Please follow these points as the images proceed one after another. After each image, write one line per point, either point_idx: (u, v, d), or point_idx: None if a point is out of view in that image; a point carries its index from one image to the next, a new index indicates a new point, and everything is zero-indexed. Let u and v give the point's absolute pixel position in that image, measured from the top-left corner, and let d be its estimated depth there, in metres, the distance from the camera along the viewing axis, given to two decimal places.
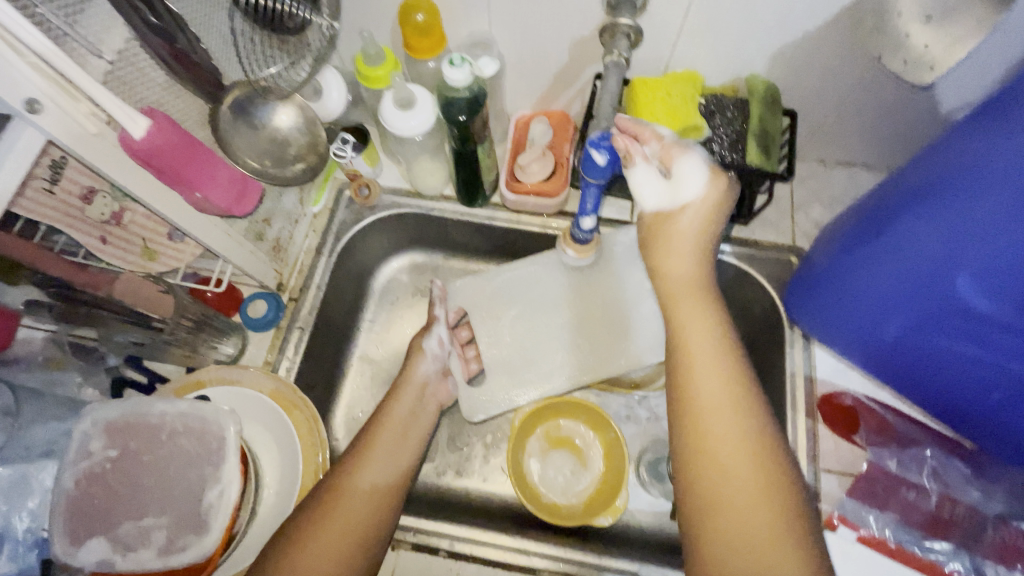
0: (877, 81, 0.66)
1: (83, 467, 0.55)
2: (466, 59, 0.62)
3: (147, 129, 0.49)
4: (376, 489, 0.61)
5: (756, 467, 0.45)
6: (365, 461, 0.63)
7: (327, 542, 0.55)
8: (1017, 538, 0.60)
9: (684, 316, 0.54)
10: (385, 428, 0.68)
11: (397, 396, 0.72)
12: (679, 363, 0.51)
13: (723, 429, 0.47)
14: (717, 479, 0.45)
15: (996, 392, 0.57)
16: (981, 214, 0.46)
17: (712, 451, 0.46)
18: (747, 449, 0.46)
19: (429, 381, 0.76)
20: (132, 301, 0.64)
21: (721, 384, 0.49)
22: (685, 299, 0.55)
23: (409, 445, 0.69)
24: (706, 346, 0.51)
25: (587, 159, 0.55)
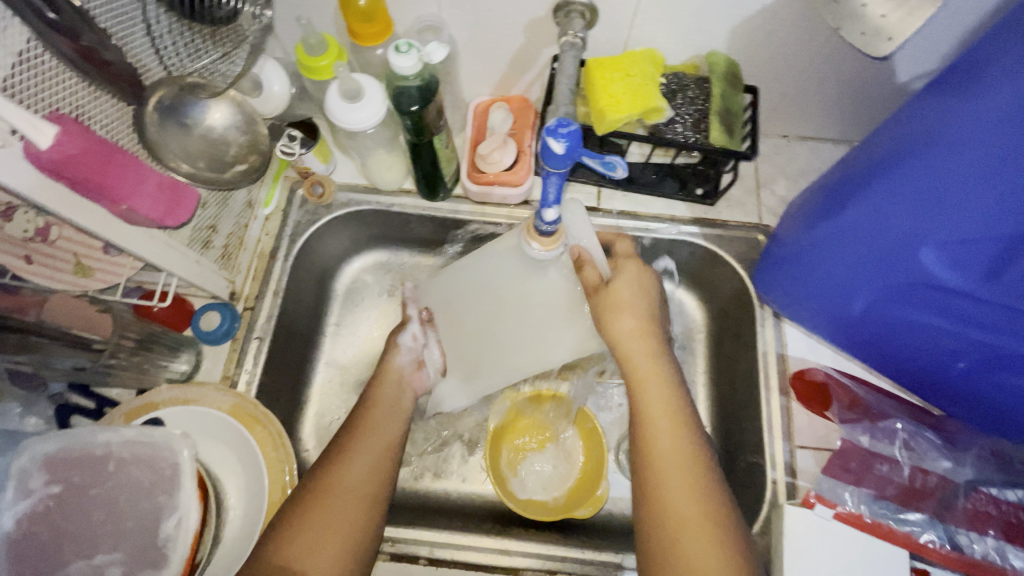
0: (837, 52, 0.65)
1: (25, 506, 0.51)
2: (414, 45, 0.58)
3: (56, 137, 0.43)
4: (368, 471, 0.59)
5: (700, 513, 0.51)
6: (355, 445, 0.61)
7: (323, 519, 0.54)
8: (988, 504, 0.62)
9: (649, 388, 0.59)
10: (375, 412, 0.66)
11: (380, 386, 0.71)
12: (643, 429, 0.57)
13: (666, 453, 0.55)
14: (665, 520, 0.52)
15: (963, 361, 0.57)
16: (988, 198, 0.43)
17: (662, 494, 0.53)
18: (694, 497, 0.52)
19: (407, 371, 0.74)
20: (64, 321, 0.61)
21: (671, 424, 0.57)
22: (648, 364, 0.61)
23: (399, 427, 0.66)
24: (667, 411, 0.58)
25: (544, 148, 0.50)
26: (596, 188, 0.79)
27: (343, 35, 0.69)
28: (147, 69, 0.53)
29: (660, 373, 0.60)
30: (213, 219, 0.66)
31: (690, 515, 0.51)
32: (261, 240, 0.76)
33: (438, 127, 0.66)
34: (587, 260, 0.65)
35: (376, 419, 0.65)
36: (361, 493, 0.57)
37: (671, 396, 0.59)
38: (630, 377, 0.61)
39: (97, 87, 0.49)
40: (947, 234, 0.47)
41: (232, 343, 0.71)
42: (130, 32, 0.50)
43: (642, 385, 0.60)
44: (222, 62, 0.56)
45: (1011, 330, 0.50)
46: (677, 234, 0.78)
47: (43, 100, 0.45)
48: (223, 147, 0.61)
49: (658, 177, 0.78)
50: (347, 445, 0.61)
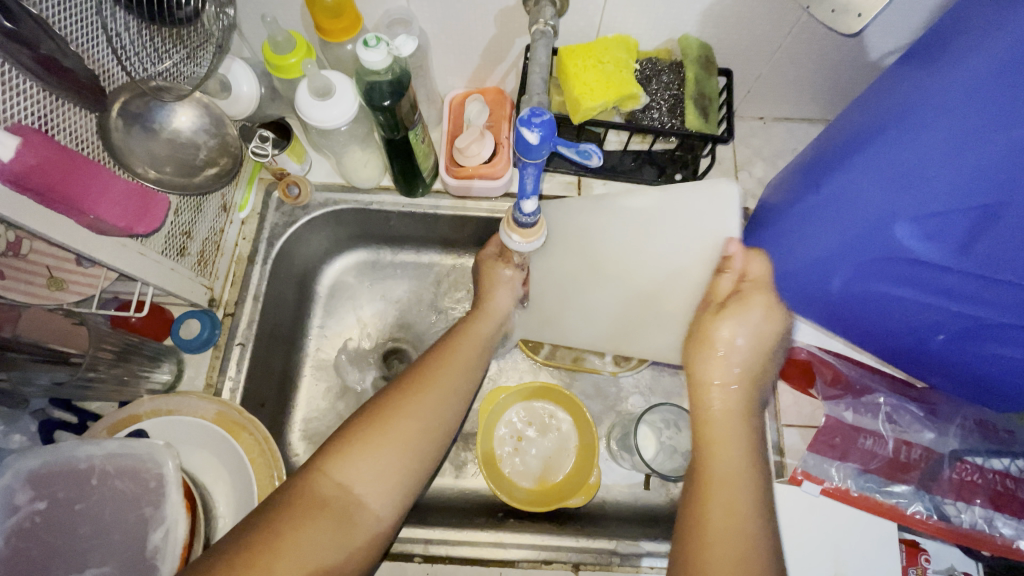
0: (808, 31, 0.65)
1: (11, 523, 0.50)
2: (382, 39, 0.57)
3: (17, 149, 0.42)
4: (439, 403, 0.58)
5: (744, 545, 0.47)
6: (428, 379, 0.60)
7: (380, 444, 0.53)
8: (974, 473, 0.63)
9: (716, 442, 0.53)
10: (458, 349, 0.65)
11: (463, 336, 0.68)
12: (702, 485, 0.51)
13: (727, 479, 0.50)
14: (710, 537, 0.48)
15: (941, 333, 0.58)
16: (972, 164, 0.43)
17: (711, 512, 0.49)
18: (745, 533, 0.48)
19: (508, 312, 0.74)
20: (39, 336, 0.59)
21: (738, 456, 0.52)
22: (731, 425, 0.54)
23: (477, 371, 0.65)
24: (733, 476, 0.51)
25: (519, 138, 0.50)
26: (576, 177, 0.79)
27: (311, 32, 0.68)
28: (110, 75, 0.52)
29: (739, 432, 0.54)
30: (187, 224, 0.65)
31: (733, 542, 0.47)
32: (238, 244, 0.74)
33: (414, 121, 0.65)
34: (732, 267, 0.60)
35: (454, 357, 0.64)
36: (428, 421, 0.56)
37: (742, 459, 0.52)
38: (699, 406, 0.56)
39: (59, 98, 0.47)
40: (919, 209, 0.47)
41: (214, 351, 0.70)
42: (92, 41, 0.49)
43: (713, 441, 0.53)
44: (187, 63, 0.56)
45: (985, 299, 0.52)
46: None
47: (4, 112, 0.43)
48: (192, 151, 0.60)
49: (637, 164, 0.77)
50: (427, 376, 0.60)
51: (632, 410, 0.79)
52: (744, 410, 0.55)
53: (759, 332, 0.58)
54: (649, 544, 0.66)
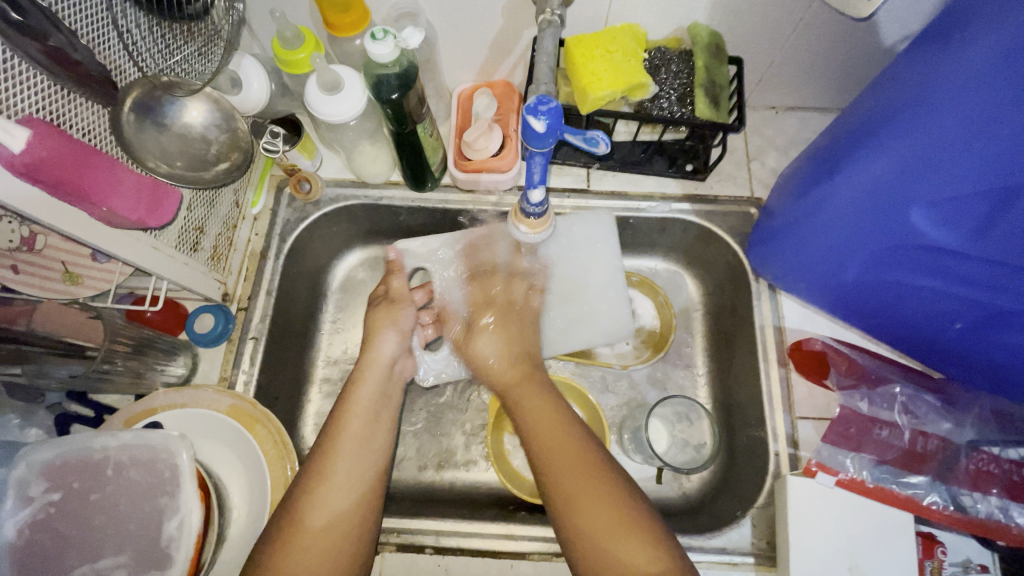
0: (821, 17, 0.64)
1: (27, 514, 0.51)
2: (390, 31, 0.57)
3: (27, 140, 0.42)
4: (366, 431, 0.62)
5: (582, 471, 0.57)
6: (327, 473, 0.58)
7: (331, 487, 0.57)
8: (990, 463, 0.62)
9: (534, 411, 0.64)
10: (347, 428, 0.62)
11: (351, 412, 0.64)
12: (536, 452, 0.60)
13: (550, 429, 0.61)
14: (558, 477, 0.57)
15: (960, 322, 0.57)
16: (972, 154, 0.43)
17: (553, 459, 0.59)
18: (583, 466, 0.57)
19: (396, 360, 0.71)
20: (57, 331, 0.60)
21: (552, 418, 0.62)
22: (518, 386, 0.68)
23: (383, 434, 0.64)
24: (554, 431, 0.61)
25: (525, 127, 0.51)
26: (586, 169, 0.78)
27: (320, 27, 0.68)
28: (122, 70, 0.54)
29: (540, 399, 0.65)
30: (200, 220, 0.66)
31: (577, 474, 0.57)
32: (251, 240, 0.75)
33: (421, 115, 0.65)
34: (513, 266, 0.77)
35: (349, 432, 0.62)
36: (362, 450, 0.61)
37: (557, 416, 0.63)
38: (511, 391, 0.68)
39: (71, 92, 0.49)
40: (935, 194, 0.46)
41: (228, 344, 0.71)
42: (103, 35, 0.51)
43: (524, 412, 0.64)
44: (197, 60, 0.57)
45: (1003, 288, 0.50)
46: (669, 211, 0.77)
47: (14, 105, 0.44)
48: (202, 146, 0.60)
49: (647, 155, 0.77)
50: (321, 472, 0.58)
51: (643, 403, 0.78)
52: (528, 373, 0.69)
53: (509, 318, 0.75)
54: None
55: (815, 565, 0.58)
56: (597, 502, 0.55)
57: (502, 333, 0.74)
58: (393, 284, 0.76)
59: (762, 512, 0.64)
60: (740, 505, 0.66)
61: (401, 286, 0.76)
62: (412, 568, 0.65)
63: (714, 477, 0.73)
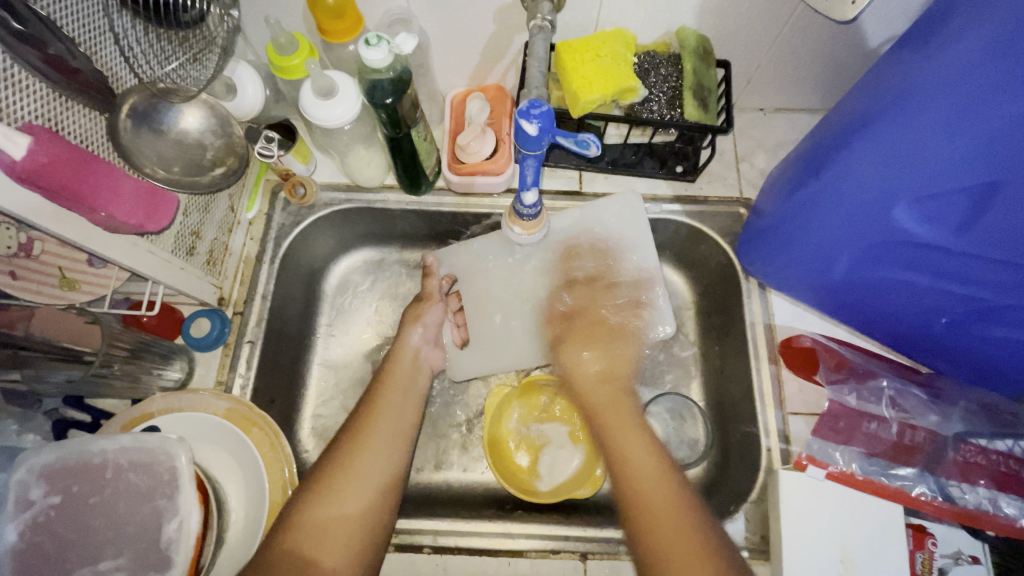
0: (806, 21, 0.66)
1: (27, 517, 0.51)
2: (383, 37, 0.58)
3: (28, 147, 0.43)
4: (391, 425, 0.66)
5: (670, 508, 0.56)
6: (355, 460, 0.61)
7: (344, 481, 0.59)
8: (978, 454, 0.63)
9: (626, 447, 0.63)
10: (379, 415, 0.66)
11: (379, 410, 0.67)
12: (622, 481, 0.60)
13: (634, 456, 0.61)
14: (643, 510, 0.57)
15: (944, 316, 0.59)
16: (947, 152, 0.44)
17: (638, 489, 0.58)
18: (671, 501, 0.57)
19: (420, 350, 0.76)
20: (54, 334, 0.61)
21: (640, 446, 0.62)
22: (610, 414, 0.68)
23: (410, 416, 0.68)
24: (642, 464, 0.61)
25: (518, 130, 0.52)
26: (577, 171, 0.79)
27: (314, 33, 0.69)
28: (119, 78, 0.54)
29: (636, 432, 0.64)
30: (196, 225, 0.67)
31: (664, 507, 0.56)
32: (246, 245, 0.76)
33: (415, 120, 0.65)
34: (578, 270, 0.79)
35: (379, 421, 0.65)
36: (384, 445, 0.64)
37: (657, 461, 0.61)
38: (597, 421, 0.68)
39: (69, 98, 0.49)
40: (917, 190, 0.48)
41: (224, 348, 0.71)
42: (99, 43, 0.51)
43: (616, 443, 0.64)
44: (193, 66, 0.57)
45: (988, 281, 0.52)
46: (660, 212, 0.78)
47: (14, 112, 0.45)
48: (199, 152, 0.61)
49: (638, 157, 0.78)
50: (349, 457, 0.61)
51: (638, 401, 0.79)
52: (615, 397, 0.70)
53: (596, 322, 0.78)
54: None
55: (806, 557, 0.59)
56: (680, 543, 0.54)
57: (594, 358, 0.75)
58: (428, 284, 0.80)
59: (756, 506, 0.65)
60: (733, 500, 0.67)
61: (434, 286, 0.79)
62: (411, 569, 0.65)
63: (707, 474, 0.74)
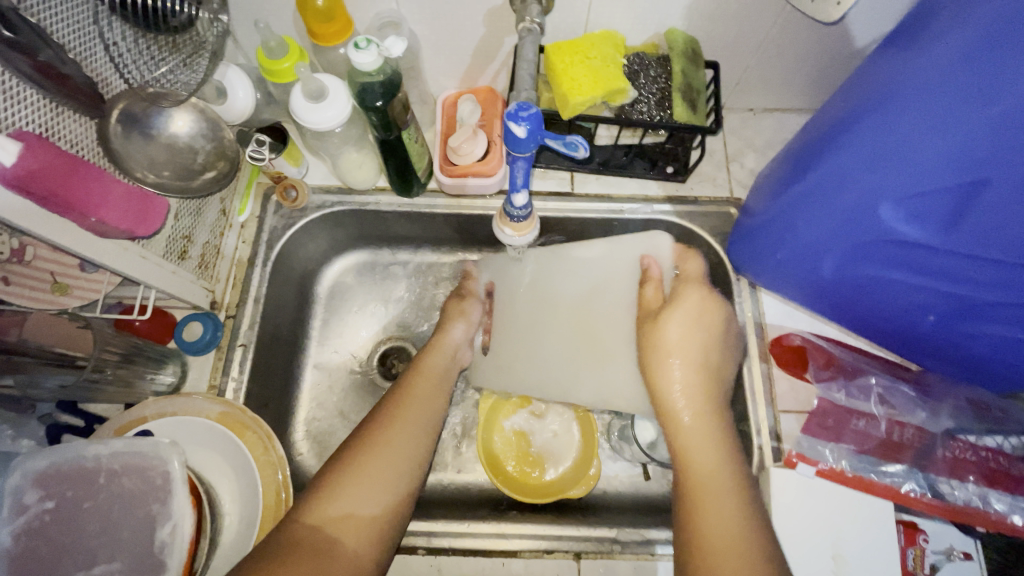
0: (793, 22, 0.66)
1: (21, 522, 0.51)
2: (373, 40, 0.58)
3: (18, 153, 0.43)
4: (420, 418, 0.65)
5: (733, 527, 0.51)
6: (382, 444, 0.61)
7: (369, 475, 0.58)
8: (967, 451, 0.64)
9: (698, 467, 0.55)
10: (410, 403, 0.66)
11: (409, 402, 0.66)
12: (688, 514, 0.54)
13: (710, 469, 0.54)
14: (698, 521, 0.52)
15: (932, 314, 0.59)
16: (929, 151, 0.45)
17: (700, 499, 0.53)
18: (736, 522, 0.51)
19: (460, 347, 0.77)
20: (48, 340, 0.61)
21: (710, 458, 0.55)
22: (694, 429, 0.57)
23: (438, 412, 0.68)
24: (711, 471, 0.54)
25: (508, 133, 0.53)
26: (569, 172, 0.80)
27: (304, 37, 0.69)
28: (107, 82, 0.55)
29: (716, 454, 0.56)
30: (188, 229, 0.67)
31: (723, 525, 0.51)
32: (238, 248, 0.76)
33: (407, 121, 0.66)
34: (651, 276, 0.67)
35: (409, 412, 0.65)
36: (412, 438, 0.63)
37: (740, 495, 0.53)
38: (670, 421, 0.59)
39: (58, 104, 0.49)
40: (902, 188, 0.48)
41: (217, 352, 0.71)
42: (89, 49, 0.52)
43: (686, 462, 0.56)
44: (182, 70, 0.57)
45: (974, 279, 0.52)
46: (651, 213, 0.79)
47: (6, 119, 0.45)
48: (190, 156, 0.61)
49: (629, 158, 0.78)
50: (376, 442, 0.61)
51: None
52: (705, 401, 0.58)
53: (693, 322, 0.61)
54: (650, 534, 0.66)
55: (797, 554, 0.60)
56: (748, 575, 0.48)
57: (676, 347, 0.60)
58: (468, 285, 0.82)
59: None
60: None
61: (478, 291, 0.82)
62: (406, 570, 0.65)
63: None
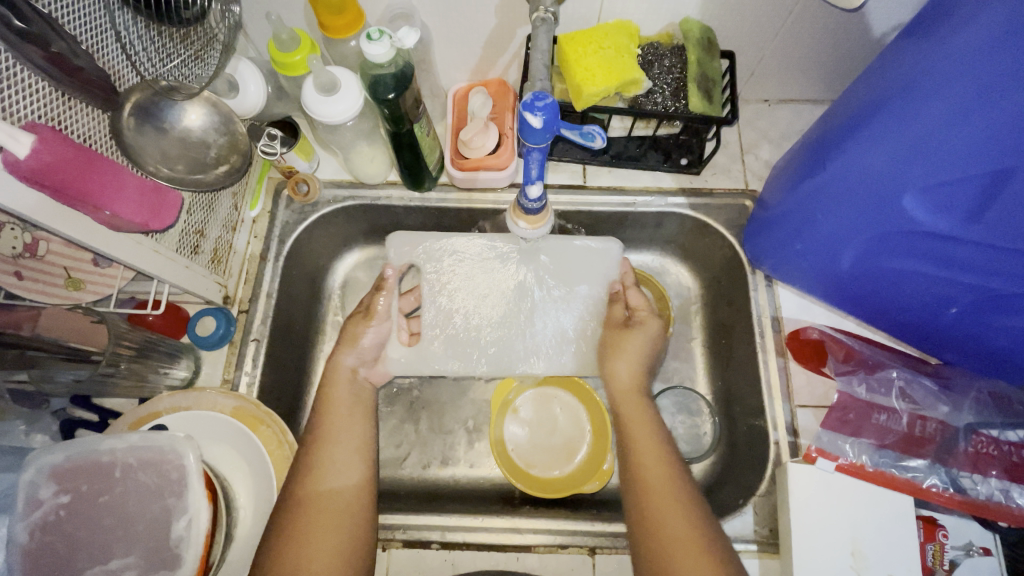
0: (811, 10, 0.65)
1: (36, 517, 0.52)
2: (385, 31, 0.58)
3: (32, 146, 0.43)
4: (347, 417, 0.66)
5: (661, 463, 0.59)
6: (317, 478, 0.59)
7: (328, 476, 0.60)
8: (989, 445, 0.63)
9: (640, 439, 0.62)
10: (334, 421, 0.65)
11: (329, 411, 0.66)
12: (632, 462, 0.61)
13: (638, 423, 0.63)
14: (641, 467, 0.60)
15: (954, 306, 0.58)
16: (952, 146, 0.44)
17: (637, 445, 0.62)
18: (662, 461, 0.59)
19: (359, 372, 0.72)
20: (63, 335, 0.61)
21: (643, 420, 0.64)
22: (630, 399, 0.66)
23: (364, 428, 0.66)
24: (638, 425, 0.63)
25: (523, 123, 0.52)
26: (581, 165, 0.79)
27: (315, 30, 0.69)
28: (121, 76, 0.54)
29: (652, 435, 0.62)
30: (200, 223, 0.66)
31: (654, 459, 0.60)
32: (249, 244, 0.75)
33: (418, 115, 0.65)
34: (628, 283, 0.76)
35: (334, 429, 0.64)
36: (348, 434, 0.64)
37: (660, 446, 0.61)
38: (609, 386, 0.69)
39: (70, 97, 0.49)
40: (929, 179, 0.47)
41: (230, 347, 0.71)
42: (102, 41, 0.51)
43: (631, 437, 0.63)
44: (195, 64, 0.57)
45: (998, 271, 0.51)
46: (664, 205, 0.78)
47: (17, 111, 0.44)
48: (203, 150, 0.61)
49: (643, 150, 0.78)
50: (318, 464, 0.60)
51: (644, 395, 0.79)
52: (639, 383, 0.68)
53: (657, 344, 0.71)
54: None
55: (816, 551, 0.59)
56: (670, 496, 0.57)
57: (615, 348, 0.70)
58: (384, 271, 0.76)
59: (764, 500, 0.65)
60: (742, 493, 0.67)
61: (394, 276, 0.75)
62: (420, 564, 0.65)
63: (715, 467, 0.74)
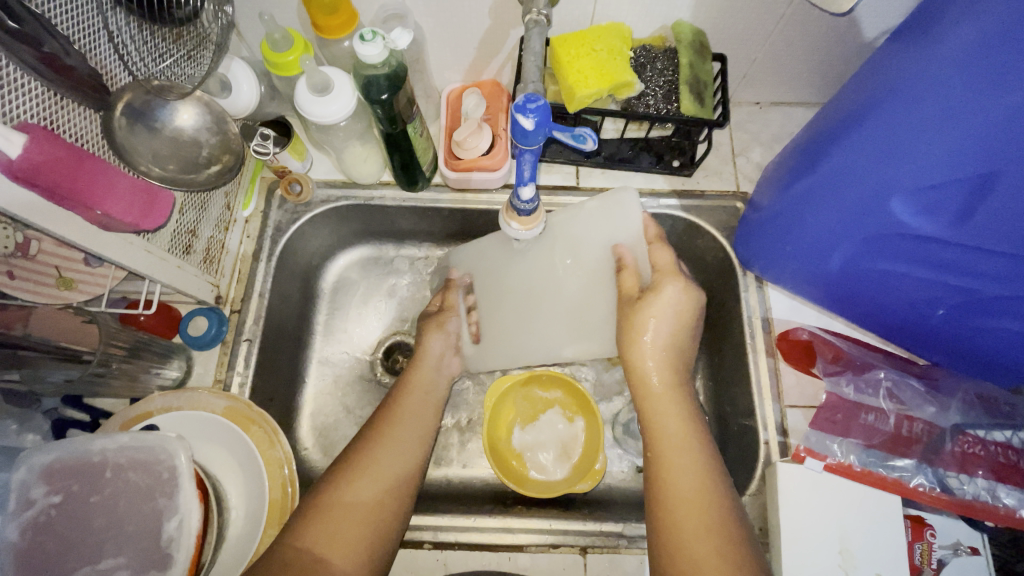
0: (801, 14, 0.66)
1: (27, 517, 0.51)
2: (378, 32, 0.58)
3: (23, 146, 0.43)
4: (415, 420, 0.67)
5: (682, 437, 0.58)
6: (365, 469, 0.60)
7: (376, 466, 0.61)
8: (976, 445, 0.64)
9: (661, 424, 0.60)
10: (400, 417, 0.67)
11: (398, 406, 0.68)
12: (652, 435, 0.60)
13: (670, 406, 0.61)
14: (660, 440, 0.59)
15: (942, 308, 0.59)
16: (937, 148, 0.45)
17: (659, 422, 0.60)
18: (686, 439, 0.58)
19: (443, 357, 0.76)
20: (53, 334, 0.61)
21: (673, 403, 0.61)
22: (664, 386, 0.62)
23: (425, 427, 0.68)
24: (666, 399, 0.61)
25: (515, 124, 0.52)
26: (574, 167, 0.79)
27: (308, 29, 0.69)
28: (113, 76, 0.54)
29: (683, 430, 0.59)
30: (193, 223, 0.66)
31: (682, 432, 0.59)
32: (242, 243, 0.75)
33: (411, 115, 0.65)
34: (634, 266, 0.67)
35: (392, 432, 0.65)
36: (411, 435, 0.65)
37: (684, 424, 0.59)
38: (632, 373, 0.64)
39: (62, 97, 0.49)
40: (915, 181, 0.48)
41: (222, 347, 0.71)
42: (95, 41, 0.51)
43: (656, 423, 0.60)
44: (188, 63, 0.57)
45: (985, 273, 0.52)
46: (657, 207, 0.78)
47: (9, 111, 0.44)
48: (195, 149, 0.61)
49: (635, 152, 0.78)
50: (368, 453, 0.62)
51: None
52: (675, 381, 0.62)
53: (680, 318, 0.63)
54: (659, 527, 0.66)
55: (806, 550, 0.60)
56: (695, 469, 0.56)
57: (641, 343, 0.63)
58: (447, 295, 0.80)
59: (755, 500, 0.65)
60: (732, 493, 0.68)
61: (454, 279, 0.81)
62: (413, 565, 0.65)
63: None
